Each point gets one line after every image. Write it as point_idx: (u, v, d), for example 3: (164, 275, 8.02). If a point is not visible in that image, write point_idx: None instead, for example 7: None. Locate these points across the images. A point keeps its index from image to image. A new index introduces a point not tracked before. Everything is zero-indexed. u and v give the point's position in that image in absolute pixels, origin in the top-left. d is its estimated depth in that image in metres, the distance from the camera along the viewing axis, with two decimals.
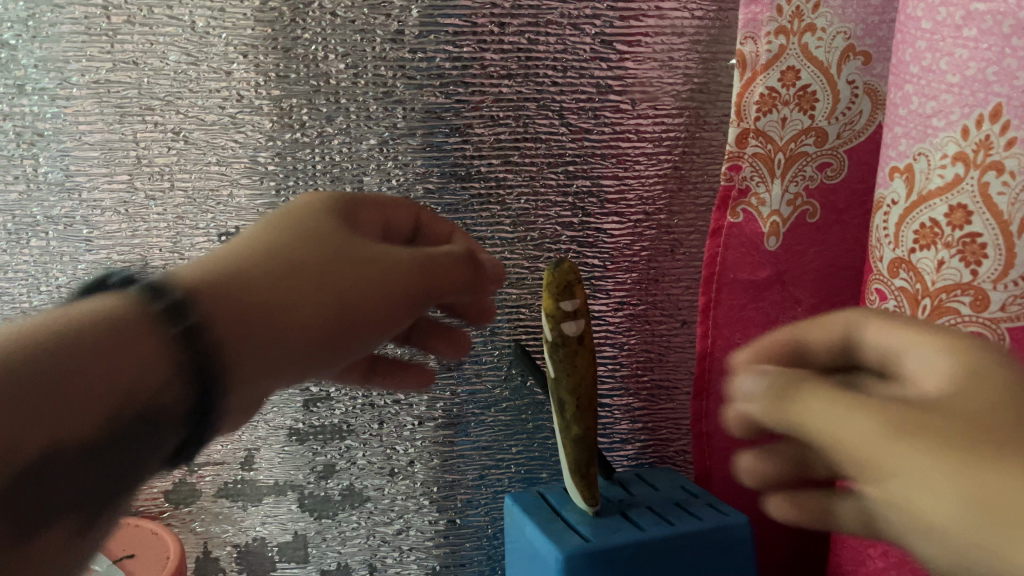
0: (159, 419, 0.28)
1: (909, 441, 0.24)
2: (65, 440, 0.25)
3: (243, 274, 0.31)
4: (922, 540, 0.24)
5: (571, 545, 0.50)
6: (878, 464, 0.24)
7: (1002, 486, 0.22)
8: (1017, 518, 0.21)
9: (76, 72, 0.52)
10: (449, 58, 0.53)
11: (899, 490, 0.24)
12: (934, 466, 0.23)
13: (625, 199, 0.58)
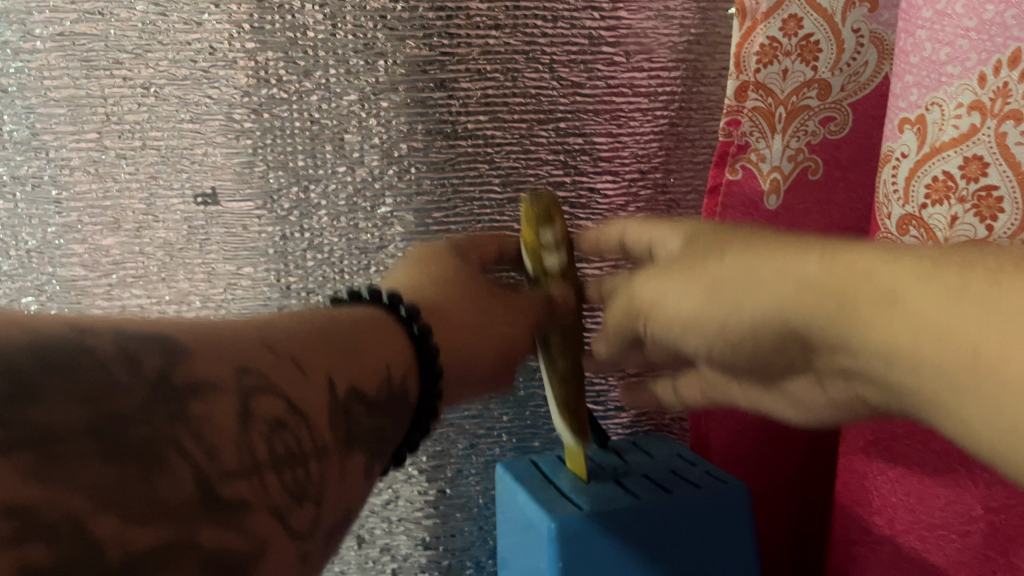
0: (394, 404, 0.37)
1: (672, 281, 0.38)
2: (335, 391, 0.33)
3: (436, 316, 0.41)
4: (715, 336, 0.37)
5: (565, 514, 0.48)
6: (657, 311, 0.39)
7: (725, 276, 0.36)
8: (721, 283, 0.36)
9: (39, 24, 0.49)
10: (433, 8, 0.50)
11: (673, 325, 0.38)
12: (687, 290, 0.37)
13: (619, 157, 0.55)
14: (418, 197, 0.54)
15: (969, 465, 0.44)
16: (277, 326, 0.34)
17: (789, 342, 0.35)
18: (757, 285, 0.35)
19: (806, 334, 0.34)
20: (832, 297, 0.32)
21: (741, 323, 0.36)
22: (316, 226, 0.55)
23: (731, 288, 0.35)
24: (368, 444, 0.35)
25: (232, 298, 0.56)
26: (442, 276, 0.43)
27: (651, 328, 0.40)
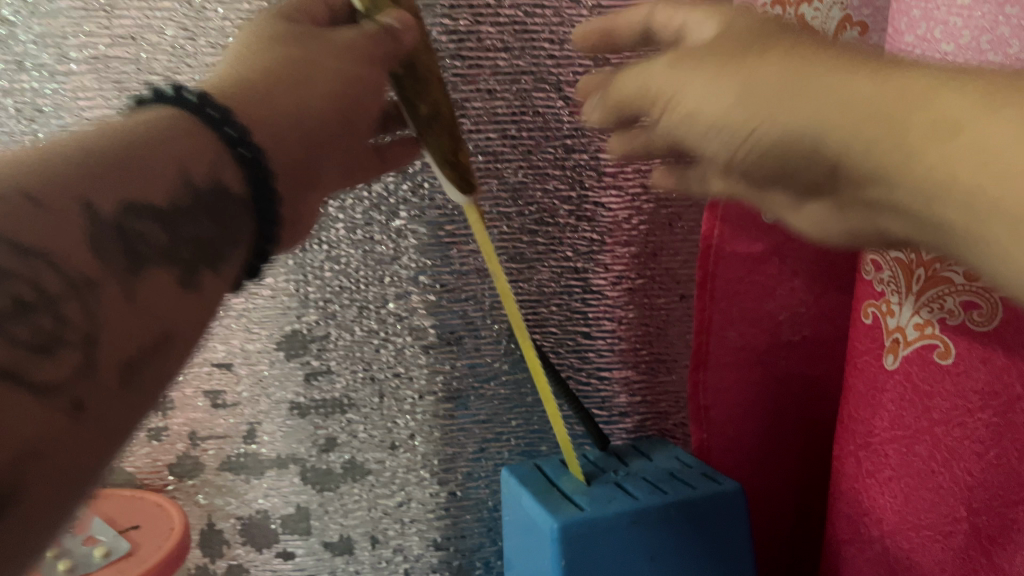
0: (229, 209, 0.35)
1: (700, 75, 0.33)
2: (195, 183, 0.34)
3: (235, 92, 0.36)
4: (731, 134, 0.33)
5: (567, 515, 0.50)
6: (679, 103, 0.34)
7: (785, 79, 0.31)
8: (767, 92, 0.31)
9: (74, 47, 0.52)
10: (446, 31, 0.53)
11: (698, 125, 0.34)
12: (727, 79, 0.32)
13: (624, 172, 0.57)
14: (431, 210, 0.57)
15: (952, 468, 0.46)
16: (28, 157, 0.31)
17: (804, 172, 0.33)
18: (798, 86, 0.31)
19: (839, 156, 0.31)
20: (864, 117, 0.29)
21: (781, 121, 0.31)
22: (333, 239, 0.57)
23: (780, 93, 0.31)
24: (223, 238, 0.35)
25: (253, 307, 0.59)
26: (254, 54, 0.38)
27: (674, 123, 0.35)
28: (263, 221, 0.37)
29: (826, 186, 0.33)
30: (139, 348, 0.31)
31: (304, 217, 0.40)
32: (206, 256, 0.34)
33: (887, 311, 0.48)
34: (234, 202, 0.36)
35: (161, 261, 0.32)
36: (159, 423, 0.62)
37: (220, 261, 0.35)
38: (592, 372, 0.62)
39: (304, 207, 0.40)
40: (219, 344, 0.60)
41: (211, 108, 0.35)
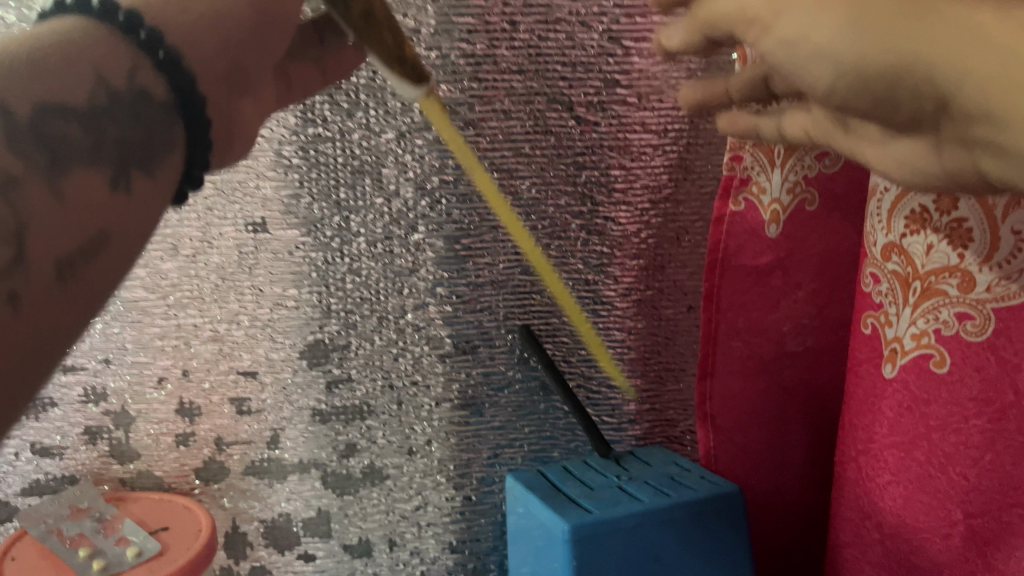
0: (155, 116, 0.33)
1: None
2: (114, 91, 0.32)
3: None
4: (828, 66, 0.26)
5: (576, 517, 0.53)
6: (774, 28, 0.27)
7: (902, 11, 0.25)
8: (882, 12, 0.25)
9: None
10: (463, 55, 0.55)
11: (793, 54, 0.27)
12: (837, 1, 0.25)
13: (633, 189, 0.59)
14: (448, 225, 0.59)
15: (948, 473, 0.48)
16: None
17: (908, 110, 0.25)
18: (919, 15, 0.25)
19: (958, 100, 0.24)
20: (987, 51, 0.24)
21: (893, 56, 0.24)
22: (355, 252, 0.60)
23: (895, 17, 0.25)
24: (154, 141, 0.33)
25: (277, 318, 0.62)
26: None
27: (765, 47, 0.28)
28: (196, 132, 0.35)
29: (930, 132, 0.26)
30: (76, 246, 0.29)
31: (237, 125, 0.38)
32: (139, 162, 0.32)
33: (886, 321, 0.50)
34: (157, 109, 0.33)
35: (87, 160, 0.30)
36: (186, 428, 0.65)
37: (152, 167, 0.33)
38: (603, 381, 0.64)
39: (243, 126, 0.38)
40: (244, 353, 0.63)
41: (144, 31, 0.32)
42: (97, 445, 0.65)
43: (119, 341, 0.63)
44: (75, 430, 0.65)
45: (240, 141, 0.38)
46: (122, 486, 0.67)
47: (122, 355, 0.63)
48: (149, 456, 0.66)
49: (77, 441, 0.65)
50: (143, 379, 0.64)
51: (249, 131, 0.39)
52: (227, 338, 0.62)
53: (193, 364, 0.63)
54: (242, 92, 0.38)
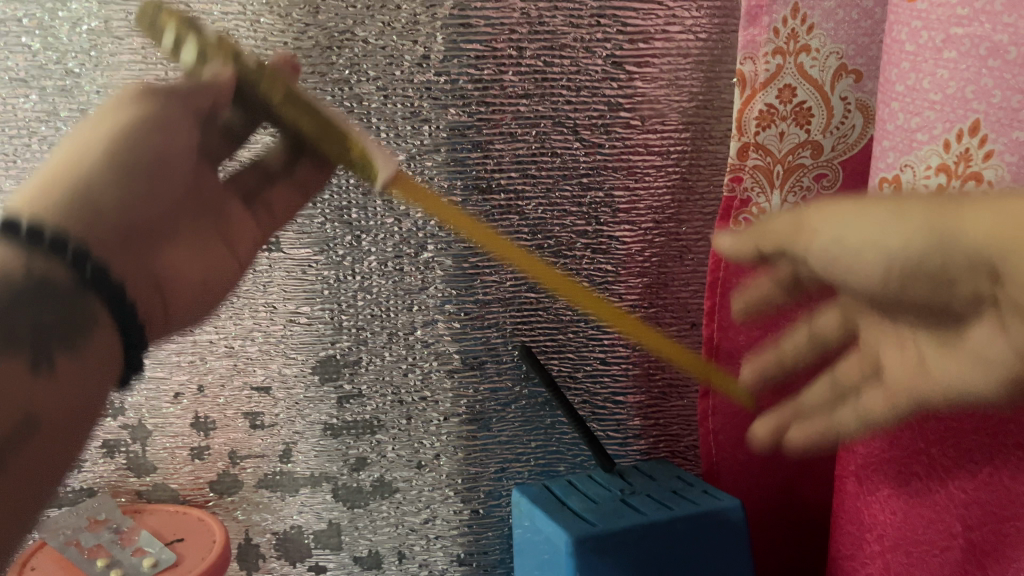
0: (96, 301, 0.39)
1: (857, 215, 0.34)
2: (58, 285, 0.37)
3: (69, 182, 0.39)
4: (935, 274, 0.33)
5: (580, 529, 0.54)
6: (808, 239, 0.35)
7: (925, 216, 0.33)
8: (883, 219, 0.33)
9: None
10: (471, 80, 0.57)
11: (832, 259, 0.35)
12: (886, 215, 0.34)
13: (636, 209, 0.61)
14: (456, 244, 0.61)
15: (948, 486, 0.49)
16: None
17: (964, 286, 0.33)
18: (962, 225, 0.32)
19: (983, 265, 0.32)
20: (1015, 226, 0.32)
21: (958, 244, 0.32)
22: (366, 270, 0.62)
23: (885, 224, 0.33)
24: (75, 319, 0.37)
25: (290, 334, 0.63)
26: (86, 137, 0.41)
27: (816, 258, 0.35)
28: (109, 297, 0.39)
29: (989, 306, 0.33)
30: (12, 426, 0.33)
31: (167, 277, 0.44)
32: (80, 335, 0.37)
33: None
34: (66, 292, 0.37)
35: (6, 350, 0.35)
36: (200, 442, 0.67)
37: (73, 343, 0.37)
38: (608, 396, 0.66)
39: (192, 290, 0.46)
40: (258, 368, 0.64)
41: (46, 237, 0.37)
42: (114, 458, 0.67)
43: None
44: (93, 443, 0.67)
45: (209, 295, 0.47)
46: (139, 498, 0.69)
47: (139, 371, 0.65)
48: (164, 469, 0.68)
49: (95, 454, 0.67)
50: (160, 394, 0.65)
51: (224, 276, 0.48)
52: (241, 354, 0.64)
53: (208, 379, 0.65)
54: (156, 247, 0.43)
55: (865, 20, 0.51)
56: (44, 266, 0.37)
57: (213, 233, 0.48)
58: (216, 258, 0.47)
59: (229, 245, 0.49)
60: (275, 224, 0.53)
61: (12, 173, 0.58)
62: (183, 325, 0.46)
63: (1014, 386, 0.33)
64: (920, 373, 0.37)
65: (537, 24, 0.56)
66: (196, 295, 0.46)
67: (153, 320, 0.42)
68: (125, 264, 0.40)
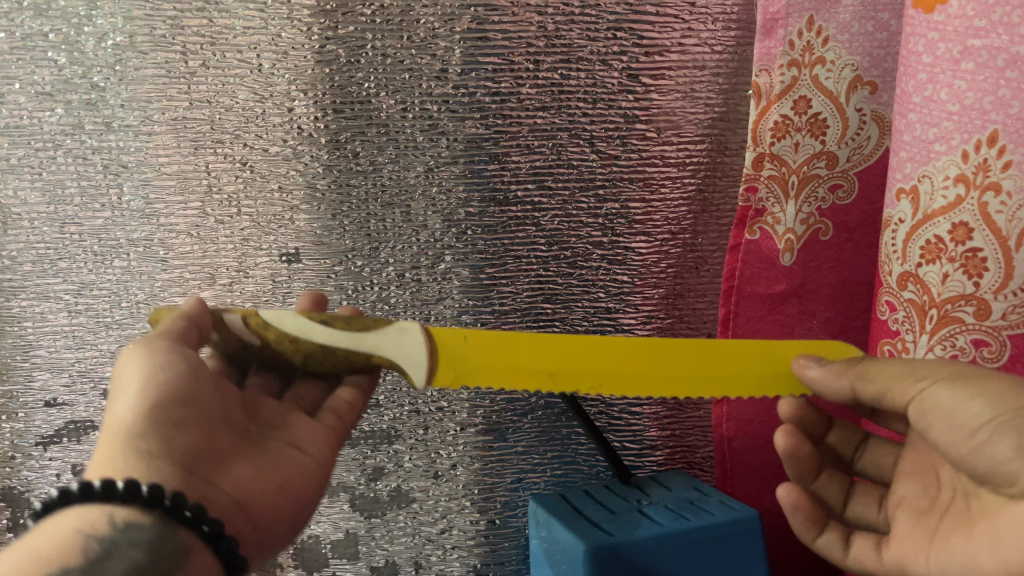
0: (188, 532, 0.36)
1: (961, 383, 0.37)
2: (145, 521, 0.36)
3: (114, 445, 0.39)
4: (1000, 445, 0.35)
5: (597, 539, 0.54)
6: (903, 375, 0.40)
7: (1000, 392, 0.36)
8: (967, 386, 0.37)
9: (157, 110, 0.58)
10: (489, 93, 0.58)
11: (924, 398, 0.39)
12: (983, 382, 0.37)
13: (653, 220, 0.61)
14: (472, 255, 0.62)
15: None
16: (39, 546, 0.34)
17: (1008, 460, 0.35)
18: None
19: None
20: None
21: None
22: (384, 281, 0.62)
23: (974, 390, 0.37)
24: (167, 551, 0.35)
25: None
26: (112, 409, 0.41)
27: (917, 410, 0.39)
28: (199, 526, 0.37)
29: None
30: None
31: (245, 492, 0.41)
32: (178, 560, 0.35)
33: (903, 348, 0.49)
34: (153, 530, 0.35)
35: None
36: None
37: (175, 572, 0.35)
38: (624, 408, 0.66)
39: (271, 502, 0.42)
40: None
41: (120, 485, 0.36)
42: None
43: None
44: None
45: (290, 500, 0.43)
46: None
47: None
48: None
49: None
50: None
51: (303, 481, 0.44)
52: None
53: None
54: (224, 466, 0.41)
55: (881, 32, 0.51)
56: (127, 513, 0.36)
57: (268, 444, 0.45)
58: (296, 471, 0.44)
59: (290, 442, 0.46)
60: (346, 431, 0.49)
61: (38, 185, 0.59)
62: (272, 543, 0.43)
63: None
64: (954, 544, 0.39)
65: (554, 37, 0.57)
66: (281, 507, 0.43)
67: (242, 536, 0.40)
68: (197, 490, 0.39)
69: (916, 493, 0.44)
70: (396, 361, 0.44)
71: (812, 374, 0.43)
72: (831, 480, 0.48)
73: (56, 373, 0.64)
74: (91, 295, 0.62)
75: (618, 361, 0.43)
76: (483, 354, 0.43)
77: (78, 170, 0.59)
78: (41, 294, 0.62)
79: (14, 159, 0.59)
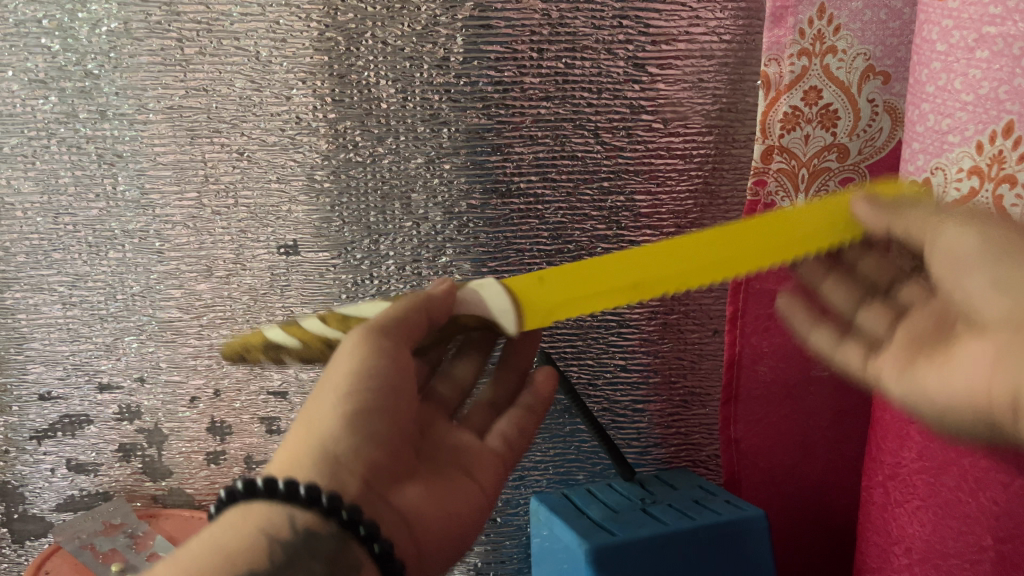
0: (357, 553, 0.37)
1: (978, 230, 0.36)
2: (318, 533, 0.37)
3: (296, 448, 0.39)
4: (987, 287, 0.36)
5: (599, 539, 0.53)
6: (928, 210, 0.38)
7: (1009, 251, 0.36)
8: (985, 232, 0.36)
9: (152, 99, 0.56)
10: (491, 82, 0.56)
11: (942, 237, 0.37)
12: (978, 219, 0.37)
13: (658, 213, 0.60)
14: (474, 248, 0.60)
15: (979, 498, 0.46)
16: (225, 535, 0.36)
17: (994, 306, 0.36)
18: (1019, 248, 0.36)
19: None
20: None
21: None
22: (384, 274, 0.61)
23: (985, 238, 0.36)
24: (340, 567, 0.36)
25: None
26: (313, 403, 0.41)
27: (928, 251, 0.39)
28: (370, 544, 0.37)
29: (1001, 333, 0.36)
30: None
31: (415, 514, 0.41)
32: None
33: None
34: (330, 542, 0.37)
35: None
36: (216, 447, 0.65)
37: None
38: (628, 404, 0.65)
39: (438, 525, 0.42)
40: (274, 374, 0.63)
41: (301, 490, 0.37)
42: (130, 461, 0.65)
43: (154, 360, 0.63)
44: (109, 447, 0.65)
45: (458, 523, 0.44)
46: (154, 502, 0.66)
47: (155, 374, 0.63)
48: (180, 474, 0.66)
49: (112, 458, 0.65)
50: (176, 398, 0.64)
51: (469, 510, 0.45)
52: None
53: (225, 383, 0.63)
54: (401, 489, 0.42)
55: (894, 21, 0.50)
56: (307, 519, 0.37)
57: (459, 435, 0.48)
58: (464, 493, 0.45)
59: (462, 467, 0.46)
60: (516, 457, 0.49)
61: (31, 174, 0.58)
62: (432, 573, 0.42)
63: (970, 410, 0.37)
64: (925, 370, 0.40)
65: (559, 25, 0.56)
66: (443, 536, 0.42)
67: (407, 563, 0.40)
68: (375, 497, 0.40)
69: (918, 320, 0.43)
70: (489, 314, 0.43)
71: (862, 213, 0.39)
72: (837, 287, 0.46)
73: (50, 366, 0.63)
74: (86, 287, 0.61)
75: (671, 262, 0.40)
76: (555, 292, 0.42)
77: (73, 159, 0.58)
78: (34, 285, 0.61)
79: (7, 148, 0.58)
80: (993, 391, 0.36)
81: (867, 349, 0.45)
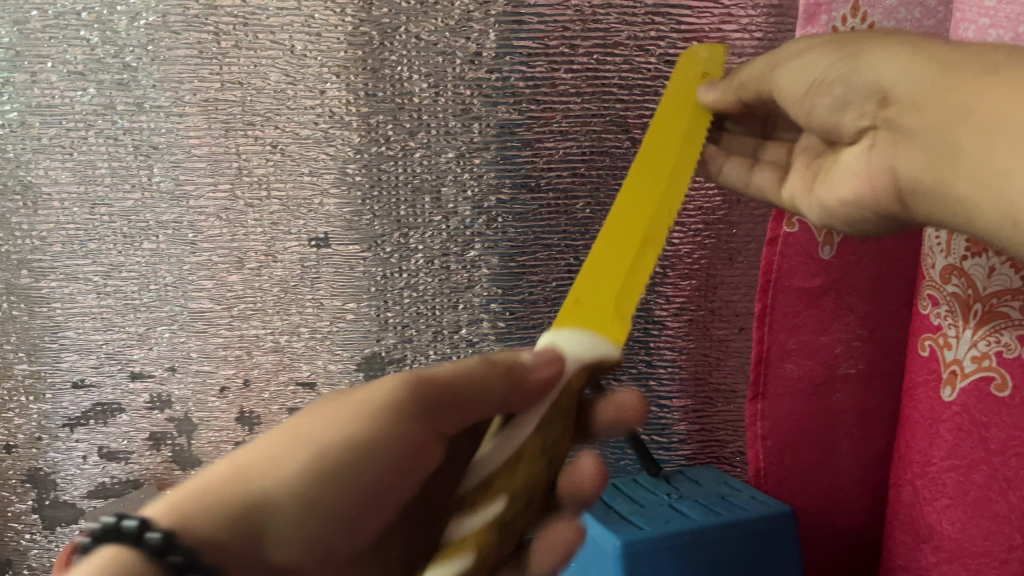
0: None
1: (813, 53, 0.39)
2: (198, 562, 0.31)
3: (244, 469, 0.35)
4: (836, 102, 0.38)
5: (627, 533, 0.53)
6: (770, 68, 0.41)
7: (842, 55, 0.37)
8: (842, 44, 0.38)
9: (188, 91, 0.57)
10: (523, 78, 0.57)
11: (792, 67, 0.40)
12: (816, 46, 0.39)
13: (686, 209, 0.60)
14: (503, 243, 0.61)
15: (1009, 497, 0.46)
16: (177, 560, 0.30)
17: (854, 111, 0.38)
18: (857, 49, 0.37)
19: (890, 94, 0.35)
20: (914, 54, 0.35)
21: (869, 75, 0.36)
22: (413, 268, 0.61)
23: (840, 46, 0.38)
24: None
25: (337, 330, 0.63)
26: (312, 421, 0.37)
27: (774, 88, 0.41)
28: None
29: (870, 135, 0.38)
30: None
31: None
32: None
33: (945, 344, 0.48)
34: None
35: None
36: (245, 437, 0.66)
37: None
38: (653, 400, 0.65)
39: None
40: (304, 364, 0.64)
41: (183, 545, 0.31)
42: (160, 450, 0.66)
43: (185, 350, 0.63)
44: (140, 436, 0.65)
45: None
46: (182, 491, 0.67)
47: (186, 364, 0.64)
48: (209, 464, 0.66)
49: (142, 447, 0.66)
50: (206, 387, 0.64)
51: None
52: (287, 349, 0.64)
53: (254, 373, 0.64)
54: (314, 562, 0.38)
55: (928, 19, 0.49)
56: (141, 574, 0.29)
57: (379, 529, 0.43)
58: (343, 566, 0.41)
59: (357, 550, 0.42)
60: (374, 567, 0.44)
61: (69, 165, 0.59)
62: None
63: (874, 209, 0.39)
64: (832, 185, 0.41)
65: (591, 21, 0.56)
66: None
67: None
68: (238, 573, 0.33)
69: (812, 147, 0.45)
70: (572, 368, 0.37)
71: (708, 96, 0.44)
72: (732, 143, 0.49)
73: (84, 354, 0.64)
74: (120, 277, 0.62)
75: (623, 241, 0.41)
76: (599, 291, 0.40)
77: (109, 150, 0.59)
78: (71, 275, 0.62)
79: (46, 138, 0.58)
80: (867, 186, 0.38)
81: (781, 177, 0.47)
